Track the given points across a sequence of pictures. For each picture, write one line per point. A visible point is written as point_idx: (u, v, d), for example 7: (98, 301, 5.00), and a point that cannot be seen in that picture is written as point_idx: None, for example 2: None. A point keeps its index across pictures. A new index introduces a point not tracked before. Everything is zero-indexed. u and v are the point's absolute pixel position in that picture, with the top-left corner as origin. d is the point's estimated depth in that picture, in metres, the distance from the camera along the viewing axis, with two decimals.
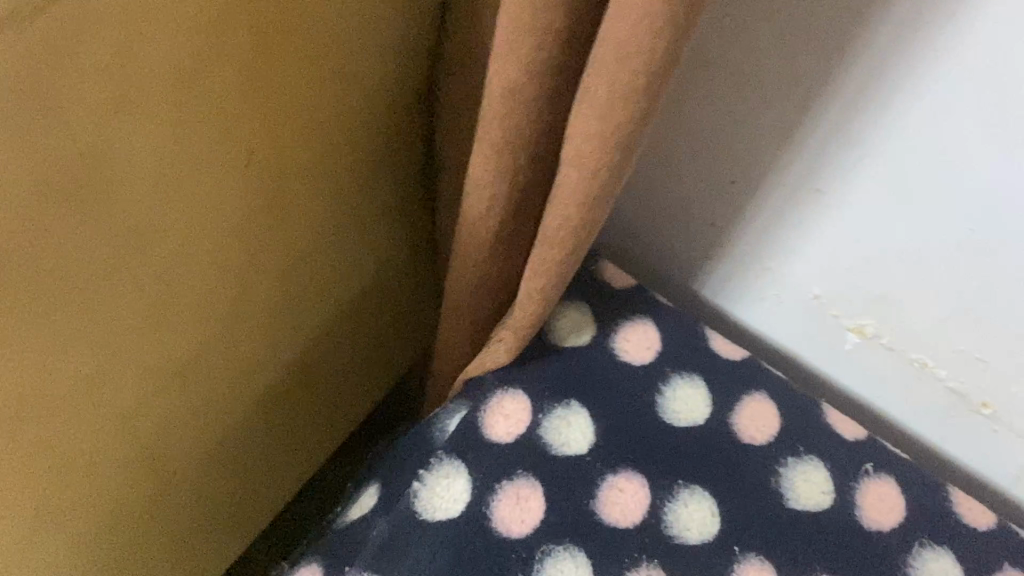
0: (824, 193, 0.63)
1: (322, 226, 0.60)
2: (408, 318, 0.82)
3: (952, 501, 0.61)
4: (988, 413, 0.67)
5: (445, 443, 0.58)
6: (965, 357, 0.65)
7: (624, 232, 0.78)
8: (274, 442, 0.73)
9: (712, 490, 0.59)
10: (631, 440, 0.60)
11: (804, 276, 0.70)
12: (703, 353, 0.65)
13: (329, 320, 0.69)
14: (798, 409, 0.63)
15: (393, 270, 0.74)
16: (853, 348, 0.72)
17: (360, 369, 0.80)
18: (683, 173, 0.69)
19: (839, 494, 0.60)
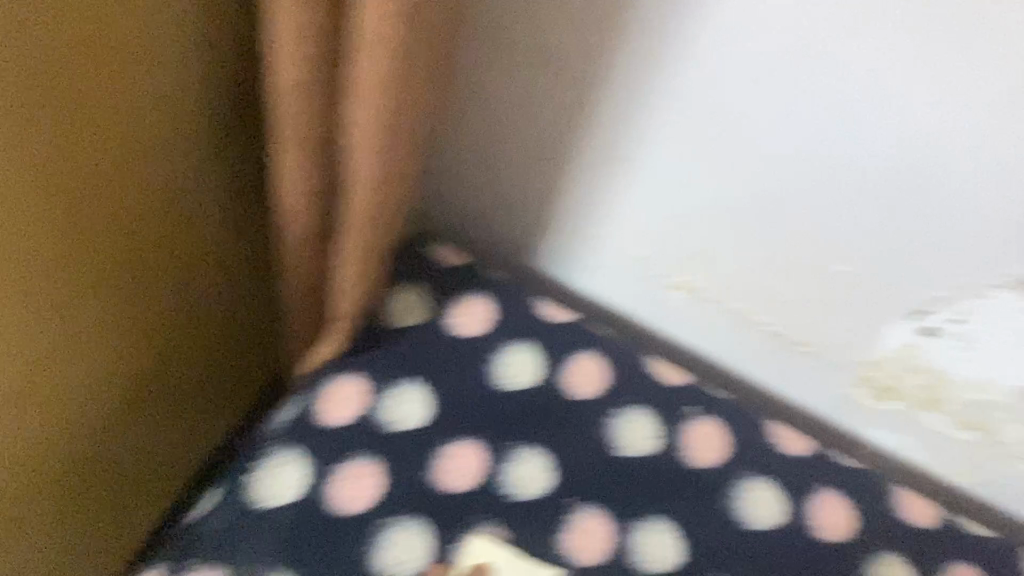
0: (628, 149, 0.74)
1: (165, 264, 0.67)
2: (250, 336, 0.87)
3: (775, 440, 0.74)
4: (807, 350, 0.81)
5: (276, 436, 0.68)
6: (780, 304, 0.79)
7: (447, 212, 0.87)
8: (156, 462, 0.80)
9: (544, 443, 0.71)
10: (479, 413, 0.71)
11: (626, 237, 0.81)
12: (531, 323, 0.75)
13: (180, 344, 0.75)
14: (626, 367, 0.75)
15: (239, 291, 0.80)
16: (678, 304, 0.84)
17: (204, 382, 0.84)
18: (491, 144, 0.78)
19: (667, 436, 0.73)
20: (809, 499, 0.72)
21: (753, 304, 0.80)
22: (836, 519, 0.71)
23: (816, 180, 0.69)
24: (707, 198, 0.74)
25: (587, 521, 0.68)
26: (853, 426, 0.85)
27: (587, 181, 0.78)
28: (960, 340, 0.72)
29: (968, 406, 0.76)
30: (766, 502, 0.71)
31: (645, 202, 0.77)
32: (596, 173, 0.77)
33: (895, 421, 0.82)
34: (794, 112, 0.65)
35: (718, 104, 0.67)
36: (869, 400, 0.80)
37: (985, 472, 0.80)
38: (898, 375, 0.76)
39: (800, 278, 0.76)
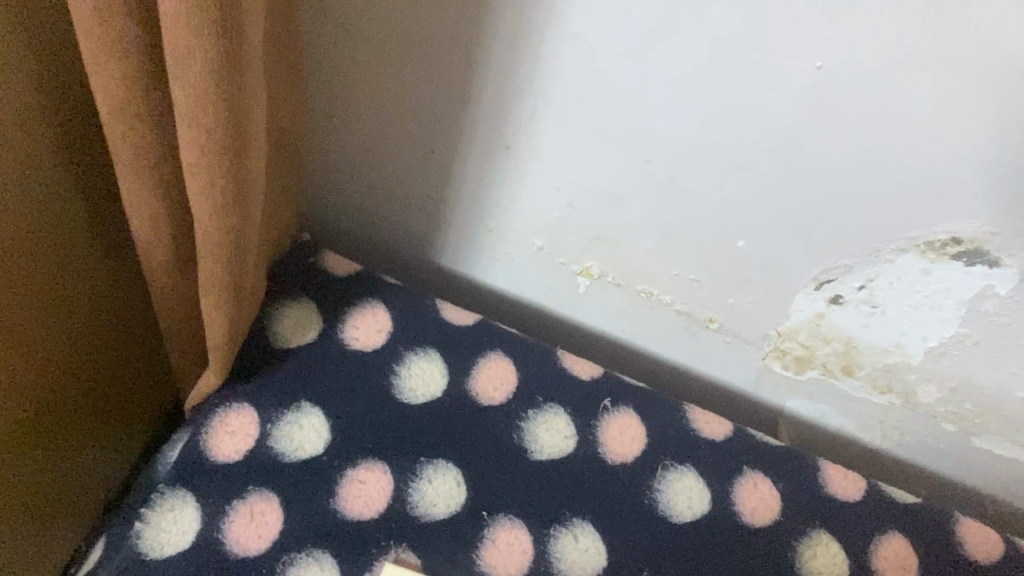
0: (584, 94, 0.66)
1: (29, 132, 0.52)
2: (115, 270, 0.68)
3: (688, 418, 0.75)
4: (713, 328, 0.80)
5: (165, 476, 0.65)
6: (727, 278, 0.76)
7: (350, 178, 0.82)
8: (26, 390, 0.64)
9: (455, 462, 0.70)
10: (376, 431, 0.70)
11: (550, 185, 0.75)
12: (438, 329, 0.76)
13: (16, 231, 0.55)
14: (531, 364, 0.76)
15: (101, 206, 0.62)
16: (585, 290, 0.83)
17: (60, 340, 0.65)
18: (431, 87, 0.70)
19: (580, 434, 0.73)
20: (736, 484, 0.72)
21: (654, 274, 0.79)
22: (760, 505, 0.71)
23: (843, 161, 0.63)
24: (621, 161, 0.70)
25: (499, 533, 0.68)
26: (767, 398, 0.85)
27: (501, 108, 0.70)
28: (865, 315, 0.72)
29: (866, 380, 0.78)
30: (688, 486, 0.71)
31: (553, 148, 0.72)
32: (499, 96, 0.69)
33: (813, 395, 0.82)
34: (779, 103, 0.61)
35: (657, 91, 0.64)
36: (776, 370, 0.82)
37: (859, 449, 0.85)
38: (809, 348, 0.78)
39: (713, 254, 0.74)
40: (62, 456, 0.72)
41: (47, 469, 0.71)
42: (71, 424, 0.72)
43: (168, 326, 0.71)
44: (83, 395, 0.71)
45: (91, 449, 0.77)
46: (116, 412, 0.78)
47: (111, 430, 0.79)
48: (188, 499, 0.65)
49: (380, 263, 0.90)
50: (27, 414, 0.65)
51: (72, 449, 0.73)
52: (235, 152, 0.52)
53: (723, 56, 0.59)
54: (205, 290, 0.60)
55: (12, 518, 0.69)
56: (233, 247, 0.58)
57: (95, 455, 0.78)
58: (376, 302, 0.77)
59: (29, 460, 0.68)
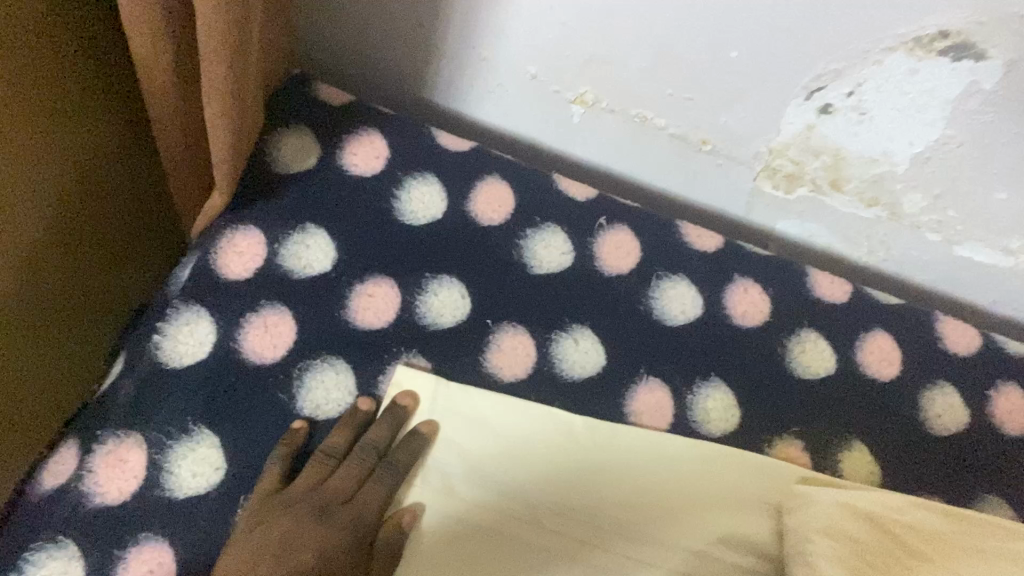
0: None
1: None
2: (116, 98, 0.69)
3: (681, 232, 0.77)
4: (706, 149, 0.82)
5: (180, 294, 0.68)
6: (719, 96, 0.77)
7: (339, 11, 0.81)
8: (41, 215, 0.65)
9: (459, 278, 0.73)
10: (381, 250, 0.73)
11: (542, 6, 0.75)
12: (436, 155, 0.78)
13: (20, 44, 0.55)
14: (528, 187, 0.78)
15: (92, 24, 0.61)
16: (579, 117, 0.84)
17: (70, 166, 0.67)
18: None
19: (577, 250, 0.75)
20: (727, 290, 0.75)
21: (648, 97, 0.79)
22: (751, 309, 0.75)
23: None
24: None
25: (504, 339, 0.71)
26: (757, 221, 0.88)
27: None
28: (854, 123, 0.74)
29: (854, 194, 0.81)
30: (682, 293, 0.75)
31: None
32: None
33: (802, 214, 0.85)
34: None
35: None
36: (766, 190, 0.84)
37: (844, 265, 0.89)
38: (799, 164, 0.80)
39: (706, 70, 0.75)
40: (80, 286, 0.75)
41: (66, 298, 0.74)
42: (85, 253, 0.74)
43: (168, 154, 0.71)
44: (93, 225, 0.73)
45: (106, 279, 0.79)
46: (127, 244, 0.80)
47: (123, 261, 0.81)
48: (201, 313, 0.67)
49: (372, 99, 0.91)
50: (43, 238, 0.67)
51: (87, 278, 0.76)
52: None
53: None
54: (208, 100, 0.60)
55: (36, 341, 0.72)
56: (235, 51, 0.58)
57: (110, 285, 0.80)
58: (373, 130, 0.78)
59: (48, 284, 0.70)
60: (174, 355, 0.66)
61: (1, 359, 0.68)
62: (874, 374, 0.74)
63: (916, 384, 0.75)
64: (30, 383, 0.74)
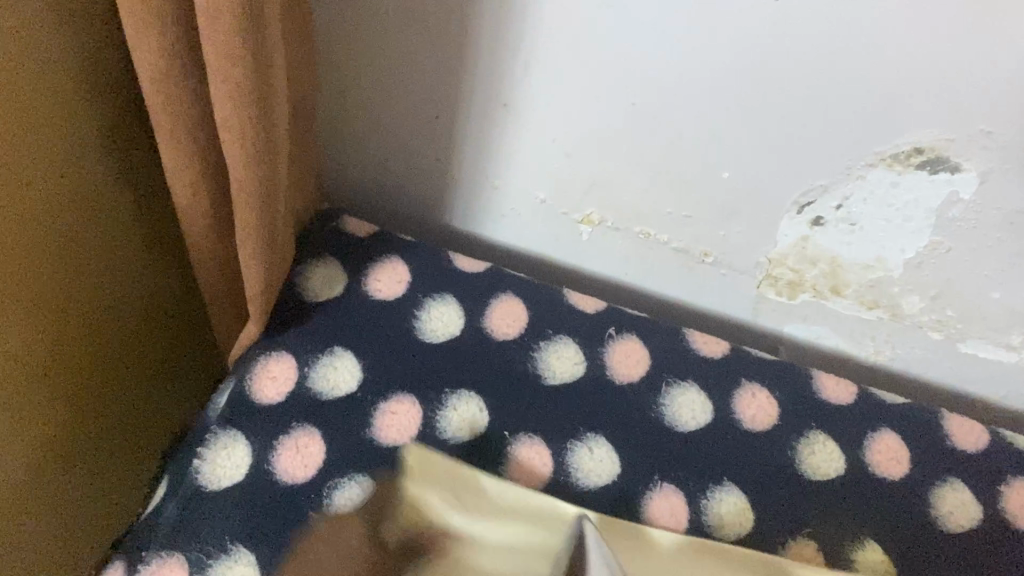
0: (568, 46, 0.74)
1: (89, 119, 0.60)
2: (164, 245, 0.77)
3: (689, 340, 0.80)
4: (709, 261, 0.86)
5: (218, 419, 0.73)
6: (716, 213, 0.82)
7: (364, 150, 0.89)
8: (93, 351, 0.73)
9: (477, 391, 0.77)
10: (402, 369, 0.78)
11: (546, 137, 0.82)
12: (452, 275, 0.83)
13: (78, 206, 0.63)
14: (541, 302, 0.82)
15: (142, 180, 0.70)
16: (588, 235, 0.90)
17: (121, 308, 0.74)
18: (433, 55, 0.78)
19: (588, 359, 0.79)
20: (736, 395, 0.78)
21: (650, 214, 0.85)
22: (759, 412, 0.77)
23: (810, 90, 0.70)
24: (608, 107, 0.77)
25: (522, 449, 0.75)
26: (766, 326, 0.91)
27: (495, 66, 0.77)
28: (846, 233, 0.79)
29: (855, 297, 0.84)
30: (692, 401, 0.77)
31: (545, 100, 0.79)
32: (492, 52, 0.76)
33: (809, 317, 0.88)
34: (741, 35, 0.68)
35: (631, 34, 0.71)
36: (770, 296, 0.88)
37: (855, 367, 0.91)
38: (798, 271, 0.84)
39: (701, 188, 0.81)
40: (124, 414, 0.81)
41: (112, 428, 0.80)
42: (131, 386, 0.81)
43: (207, 290, 0.78)
44: (139, 360, 0.80)
45: (150, 409, 0.85)
46: (171, 376, 0.87)
47: (166, 392, 0.87)
48: (238, 437, 0.72)
49: (396, 229, 0.97)
50: (94, 372, 0.74)
51: (132, 409, 0.82)
52: (264, 112, 0.59)
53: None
54: (241, 241, 0.67)
55: (80, 467, 0.78)
56: (268, 200, 0.65)
57: (153, 415, 0.86)
58: (395, 256, 0.84)
59: (96, 415, 0.77)
60: (213, 478, 0.70)
61: (47, 483, 0.74)
62: (887, 475, 0.76)
63: (929, 482, 0.76)
64: (72, 508, 0.79)
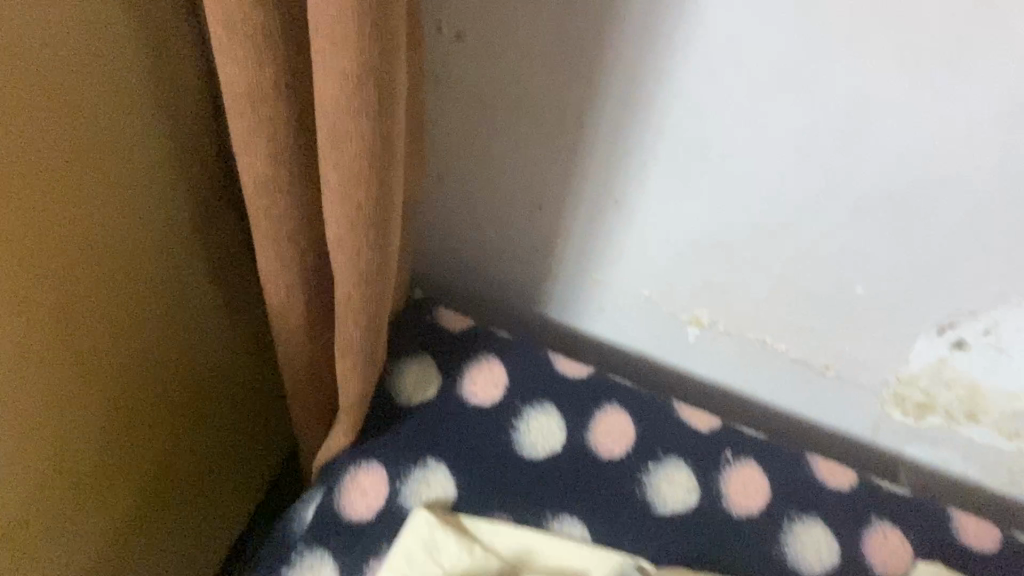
0: (690, 149, 0.69)
1: (180, 215, 0.64)
2: (241, 328, 0.81)
3: (813, 469, 0.74)
4: (830, 374, 0.80)
5: (303, 535, 0.70)
6: (843, 328, 0.76)
7: (459, 243, 0.85)
8: (177, 430, 0.77)
9: (581, 514, 0.73)
10: (497, 482, 0.73)
11: (655, 238, 0.76)
12: (553, 382, 0.77)
13: (173, 296, 0.67)
14: (651, 417, 0.76)
15: (224, 270, 0.74)
16: (694, 337, 0.83)
17: (202, 388, 0.78)
18: (541, 152, 0.74)
19: (703, 486, 0.73)
20: (865, 532, 0.72)
21: (767, 324, 0.79)
22: (892, 556, 0.71)
23: (968, 211, 0.63)
24: (731, 212, 0.72)
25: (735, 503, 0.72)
26: (885, 445, 0.83)
27: (609, 167, 0.72)
28: (992, 360, 0.71)
29: (992, 425, 0.76)
30: (817, 540, 0.71)
31: (660, 204, 0.74)
32: (609, 150, 0.71)
33: (937, 443, 0.80)
34: (894, 149, 0.62)
35: (766, 141, 0.65)
36: (896, 416, 0.80)
37: (988, 500, 0.83)
38: (930, 394, 0.77)
39: (829, 302, 0.74)
40: (184, 479, 0.81)
41: (190, 498, 0.84)
42: (205, 460, 0.84)
43: (293, 388, 0.74)
44: (215, 435, 0.84)
45: (218, 480, 0.89)
46: (238, 447, 0.91)
47: (232, 464, 0.91)
48: (325, 559, 0.69)
49: (490, 324, 0.93)
50: (176, 451, 0.78)
51: (207, 479, 0.86)
52: (383, 233, 0.54)
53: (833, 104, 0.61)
54: (341, 355, 0.62)
55: (147, 511, 0.77)
56: (376, 316, 0.60)
57: (220, 486, 0.90)
58: (493, 355, 0.79)
59: (176, 489, 0.81)
60: None
61: (118, 527, 0.73)
62: None
63: None
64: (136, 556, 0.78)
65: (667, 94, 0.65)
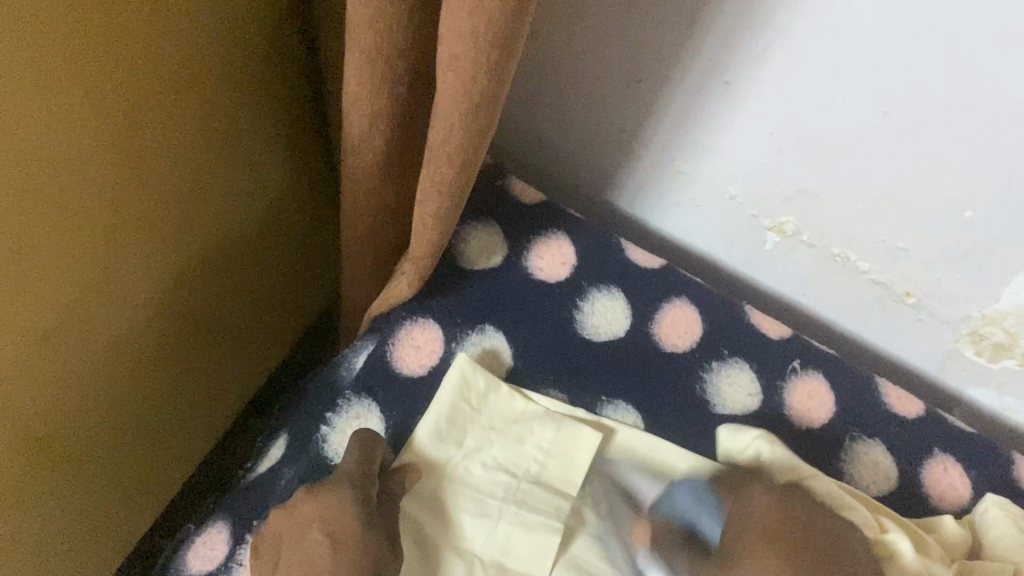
0: (820, 43, 0.63)
1: (246, 39, 0.61)
2: (292, 172, 0.79)
3: (881, 392, 0.71)
4: (909, 301, 0.76)
5: (351, 383, 0.66)
6: (937, 253, 0.71)
7: (541, 107, 0.80)
8: (218, 270, 0.76)
9: (637, 403, 0.69)
10: (553, 358, 0.70)
11: (756, 132, 0.72)
12: (623, 267, 0.73)
13: (228, 127, 0.65)
14: (720, 316, 0.72)
15: (280, 106, 0.71)
16: (772, 244, 0.80)
17: (245, 230, 0.77)
18: (652, 22, 0.68)
19: (766, 393, 0.70)
20: (926, 466, 0.69)
21: (856, 238, 0.74)
22: (949, 492, 0.68)
23: None
24: (848, 112, 0.66)
25: (803, 411, 0.70)
26: (949, 379, 0.80)
27: (724, 46, 0.67)
28: None
29: None
30: (876, 461, 0.69)
31: (771, 95, 0.68)
32: (729, 29, 0.65)
33: (1004, 387, 0.77)
34: None
35: (911, 40, 0.59)
36: (966, 352, 0.77)
37: None
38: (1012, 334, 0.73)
39: (931, 224, 0.70)
40: (219, 323, 0.81)
41: (224, 344, 0.84)
42: (242, 307, 0.83)
43: (353, 231, 0.70)
44: (255, 283, 0.83)
45: (255, 330, 0.89)
46: (278, 298, 0.90)
47: (270, 315, 0.90)
48: (371, 408, 0.65)
49: (558, 197, 0.89)
50: (216, 292, 0.77)
51: (242, 328, 0.86)
52: (501, 62, 0.49)
53: (1005, 9, 0.54)
54: (423, 196, 0.58)
55: (177, 343, 0.75)
56: (471, 158, 0.55)
57: (256, 335, 0.89)
58: (561, 233, 0.74)
59: (211, 332, 0.80)
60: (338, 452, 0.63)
61: (144, 357, 0.71)
62: None
63: None
64: (163, 390, 0.77)
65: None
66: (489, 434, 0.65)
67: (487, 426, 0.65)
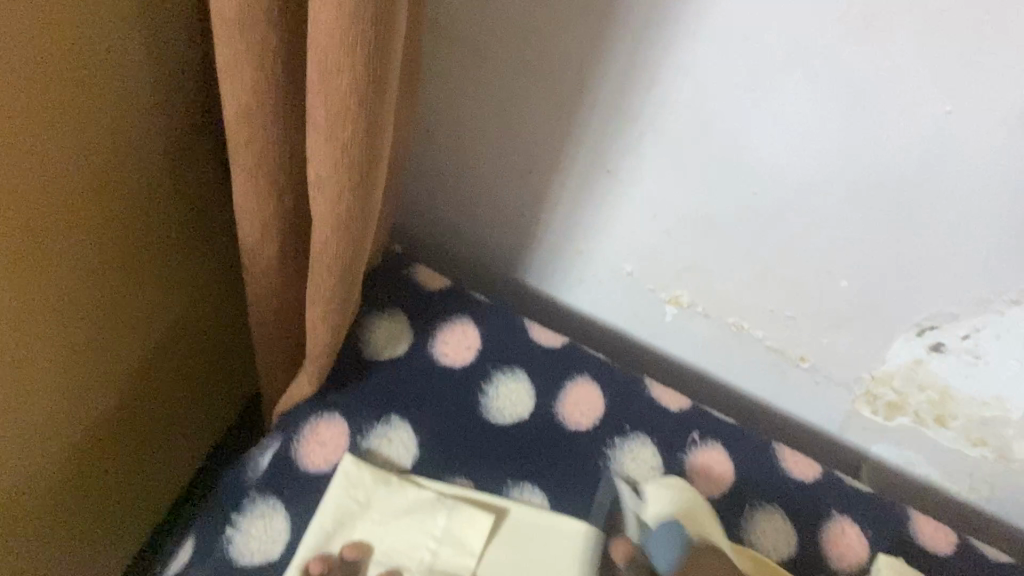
0: (702, 138, 0.67)
1: (169, 179, 0.63)
2: (218, 287, 0.80)
3: (778, 458, 0.74)
4: (804, 366, 0.79)
5: (257, 482, 0.67)
6: (822, 321, 0.75)
7: (443, 199, 0.83)
8: (141, 389, 0.76)
9: (539, 481, 0.71)
10: (456, 444, 0.72)
11: (641, 216, 0.75)
12: (527, 348, 0.76)
13: (152, 259, 0.67)
14: (621, 393, 0.75)
15: (208, 230, 0.73)
16: (671, 317, 0.83)
17: (170, 347, 0.77)
18: (540, 119, 0.72)
19: (667, 466, 0.73)
20: (824, 528, 0.71)
21: (748, 309, 0.78)
22: (848, 552, 0.71)
23: (972, 210, 0.62)
24: (723, 193, 0.70)
25: (700, 480, 0.72)
26: (851, 439, 0.83)
27: (605, 139, 0.70)
28: (967, 366, 0.70)
29: (959, 431, 0.76)
30: (777, 528, 0.71)
31: (658, 184, 0.72)
32: (614, 124, 0.69)
33: (902, 442, 0.80)
34: (902, 148, 0.60)
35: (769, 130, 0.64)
36: (863, 412, 0.80)
37: (944, 500, 0.84)
38: (902, 394, 0.76)
39: (811, 292, 0.73)
40: (143, 434, 0.81)
41: (145, 456, 0.84)
42: (165, 417, 0.84)
43: (257, 330, 0.72)
44: (178, 392, 0.84)
45: (178, 434, 0.89)
46: (203, 400, 0.91)
47: (194, 417, 0.91)
48: (277, 507, 0.66)
49: (469, 283, 0.91)
50: (138, 409, 0.78)
51: (166, 436, 0.86)
52: (366, 177, 0.52)
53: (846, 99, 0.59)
54: (311, 300, 0.60)
55: (96, 451, 0.74)
56: (352, 262, 0.58)
57: (179, 439, 0.90)
58: (465, 319, 0.76)
59: (133, 447, 0.80)
60: (243, 552, 0.64)
61: (58, 483, 0.71)
62: None
63: None
64: (81, 500, 0.76)
65: (677, 67, 0.63)
66: (380, 527, 0.66)
67: (377, 519, 0.67)
